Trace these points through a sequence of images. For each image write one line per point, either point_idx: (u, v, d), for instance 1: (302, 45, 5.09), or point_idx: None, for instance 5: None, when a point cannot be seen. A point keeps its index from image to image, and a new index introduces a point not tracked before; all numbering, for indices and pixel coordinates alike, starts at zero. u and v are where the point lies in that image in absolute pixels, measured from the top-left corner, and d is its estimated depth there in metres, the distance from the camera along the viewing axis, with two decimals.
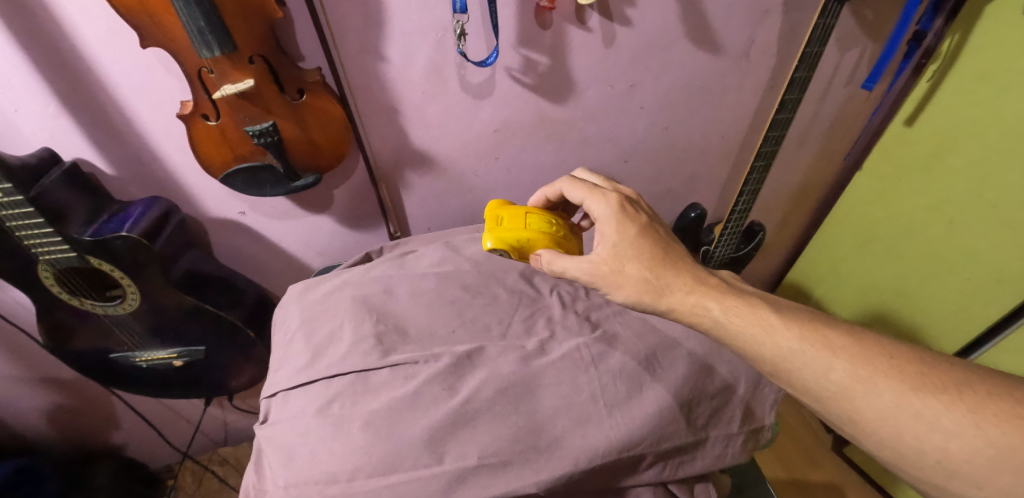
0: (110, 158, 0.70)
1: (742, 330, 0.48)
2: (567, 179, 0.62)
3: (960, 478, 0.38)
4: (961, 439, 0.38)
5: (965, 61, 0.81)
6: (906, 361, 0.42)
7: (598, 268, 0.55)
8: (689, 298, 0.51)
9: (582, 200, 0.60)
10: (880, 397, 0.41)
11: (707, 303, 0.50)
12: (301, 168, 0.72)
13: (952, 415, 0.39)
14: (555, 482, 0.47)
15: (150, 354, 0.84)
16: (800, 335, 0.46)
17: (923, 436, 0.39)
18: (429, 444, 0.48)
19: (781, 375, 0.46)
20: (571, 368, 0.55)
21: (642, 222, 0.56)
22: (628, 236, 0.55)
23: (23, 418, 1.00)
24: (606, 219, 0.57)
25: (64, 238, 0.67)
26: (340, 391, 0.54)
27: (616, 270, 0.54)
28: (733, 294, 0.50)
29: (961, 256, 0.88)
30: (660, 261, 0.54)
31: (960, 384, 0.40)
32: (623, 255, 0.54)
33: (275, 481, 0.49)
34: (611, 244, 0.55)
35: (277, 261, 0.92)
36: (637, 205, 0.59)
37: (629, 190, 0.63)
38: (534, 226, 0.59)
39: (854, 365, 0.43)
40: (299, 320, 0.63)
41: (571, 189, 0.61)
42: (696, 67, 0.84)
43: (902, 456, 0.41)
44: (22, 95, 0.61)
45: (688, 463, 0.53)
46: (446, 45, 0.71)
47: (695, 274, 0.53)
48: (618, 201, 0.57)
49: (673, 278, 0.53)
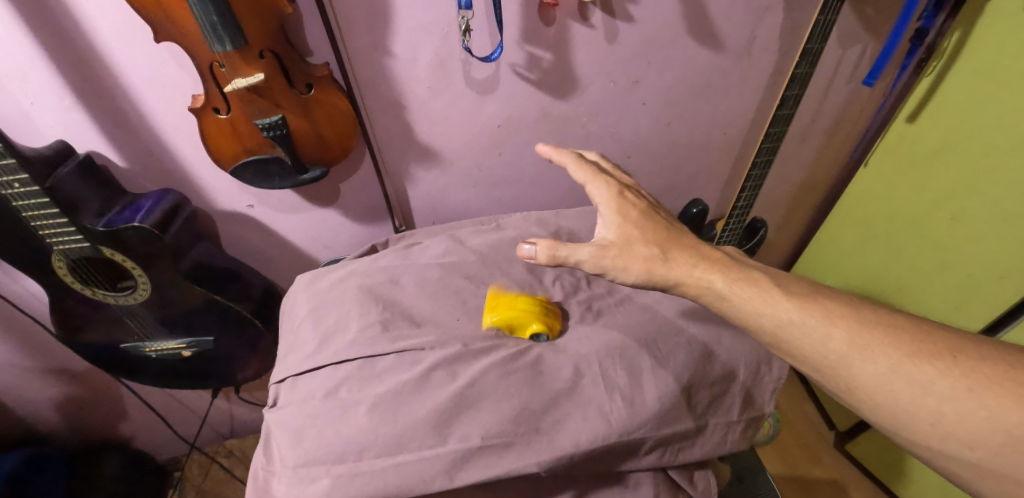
0: (123, 151, 0.72)
1: (745, 302, 0.48)
2: (575, 158, 0.61)
3: (954, 441, 0.41)
4: (954, 403, 0.41)
5: (966, 58, 0.82)
6: (902, 329, 0.45)
7: (606, 251, 0.52)
8: (695, 270, 0.51)
9: (585, 183, 0.59)
10: (877, 364, 0.43)
11: (712, 277, 0.50)
12: (310, 161, 0.74)
13: (946, 380, 0.41)
14: (556, 463, 0.48)
15: (159, 344, 0.86)
16: (801, 305, 0.47)
17: (918, 401, 0.42)
18: (433, 426, 0.49)
19: (782, 345, 0.47)
20: (572, 355, 0.56)
21: (642, 207, 0.57)
22: (631, 218, 0.55)
23: (34, 407, 1.02)
24: (606, 201, 0.57)
25: (78, 228, 0.69)
26: (347, 376, 0.55)
27: (626, 251, 0.52)
28: (736, 268, 0.51)
29: (960, 249, 0.89)
30: (664, 238, 0.54)
31: (953, 351, 0.43)
32: (630, 235, 0.53)
33: (283, 462, 0.51)
34: (615, 227, 0.54)
35: (284, 254, 0.93)
36: (636, 193, 0.60)
37: (627, 177, 0.63)
38: (517, 301, 0.60)
39: (852, 334, 0.45)
40: (307, 309, 0.65)
41: (576, 169, 0.60)
42: (697, 63, 0.85)
43: (898, 421, 0.43)
44: (39, 89, 0.63)
45: (687, 450, 0.54)
46: (451, 42, 0.72)
47: (697, 250, 0.54)
48: (617, 187, 0.58)
49: (678, 252, 0.53)
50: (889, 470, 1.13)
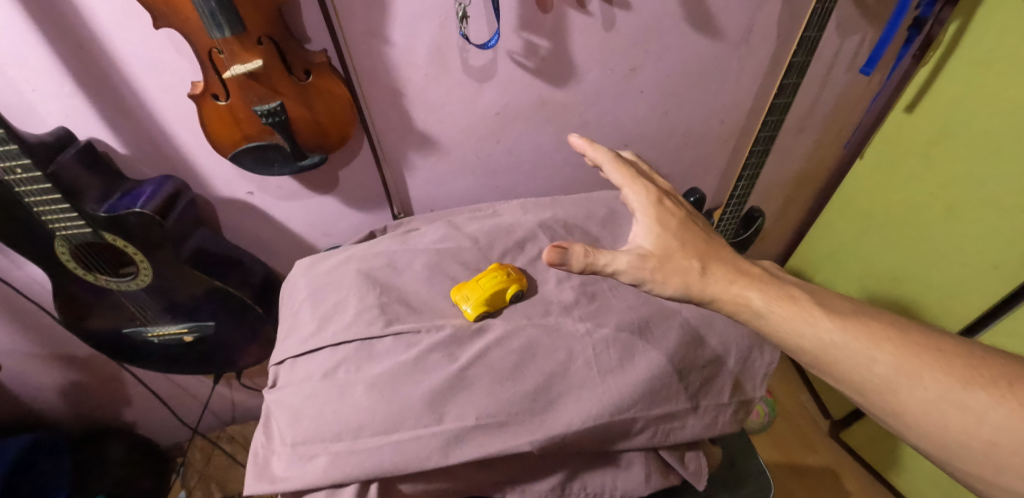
0: (124, 137, 0.73)
1: (784, 322, 0.48)
2: (612, 157, 0.56)
3: (1008, 471, 0.41)
4: (1010, 433, 0.40)
5: (966, 47, 0.82)
6: (952, 354, 0.45)
7: (648, 263, 0.50)
8: (733, 288, 0.50)
9: (621, 186, 0.56)
10: (924, 389, 0.44)
11: (750, 294, 0.50)
12: (309, 148, 0.74)
13: (1000, 408, 0.41)
14: (549, 441, 0.50)
15: (161, 329, 0.87)
16: (843, 326, 0.47)
17: (969, 429, 0.42)
18: (429, 405, 0.51)
19: (823, 367, 0.47)
20: (566, 338, 0.57)
21: (682, 216, 0.55)
22: (670, 229, 0.53)
23: (39, 393, 1.03)
24: (645, 209, 0.54)
25: (80, 214, 0.69)
26: (345, 357, 0.56)
27: (664, 263, 0.50)
28: (774, 284, 0.51)
29: (957, 240, 0.90)
30: (702, 250, 0.52)
31: (1008, 378, 0.43)
32: (669, 246, 0.51)
33: (283, 439, 0.53)
34: (654, 236, 0.52)
35: (284, 241, 0.94)
36: (674, 199, 0.57)
37: (663, 182, 0.60)
38: (478, 278, 0.61)
39: (898, 357, 0.45)
40: (306, 293, 0.66)
41: (613, 170, 0.56)
42: (695, 52, 0.85)
43: (946, 448, 0.43)
44: (40, 75, 0.64)
45: (678, 430, 0.55)
46: (449, 29, 0.72)
47: (735, 264, 0.53)
48: (657, 195, 0.55)
49: (717, 267, 0.52)
50: (884, 457, 1.14)
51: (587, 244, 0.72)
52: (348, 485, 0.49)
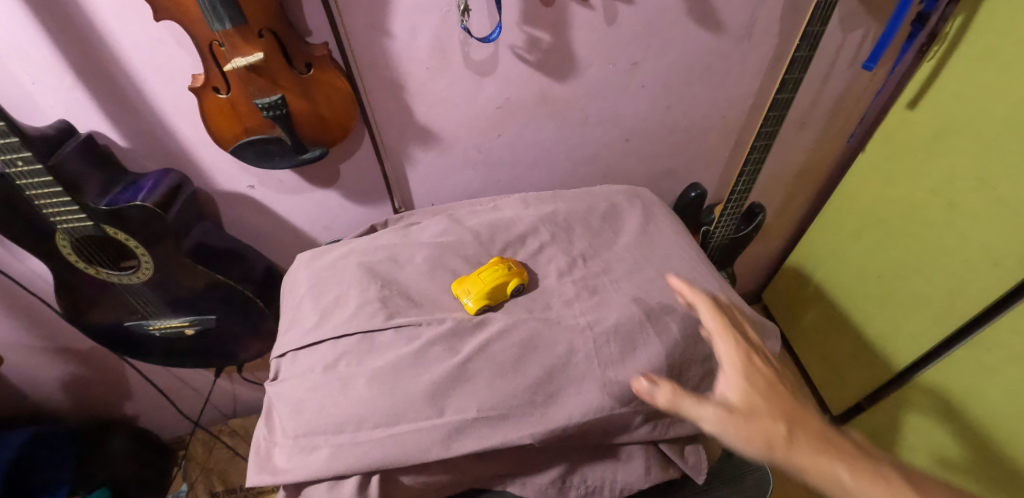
0: (125, 131, 0.73)
1: None
2: (707, 301, 0.55)
3: None
4: None
5: (969, 42, 0.81)
6: None
7: (731, 418, 0.45)
8: (822, 462, 0.44)
9: (711, 331, 0.53)
10: None
11: (840, 470, 0.43)
12: (310, 142, 0.74)
13: None
14: (549, 434, 0.50)
15: (163, 322, 0.87)
16: None
17: None
18: (430, 398, 0.51)
19: None
20: (567, 332, 0.57)
21: (770, 373, 0.50)
22: (759, 386, 0.48)
23: (41, 386, 1.04)
24: (730, 361, 0.50)
25: (81, 207, 0.69)
26: (347, 350, 0.56)
27: (747, 422, 0.45)
28: (869, 464, 0.44)
29: (959, 237, 0.89)
30: (791, 413, 0.46)
31: None
32: (754, 404, 0.46)
33: (285, 431, 0.53)
34: (739, 390, 0.47)
35: (285, 235, 0.94)
36: (764, 355, 0.52)
37: (755, 335, 0.55)
38: (479, 272, 0.62)
39: None
40: (307, 286, 0.66)
41: (705, 314, 0.54)
42: (697, 46, 0.85)
43: None
44: (40, 67, 0.64)
45: (678, 424, 0.56)
46: (450, 21, 0.72)
47: (824, 434, 0.47)
48: (747, 348, 0.51)
49: (804, 432, 0.46)
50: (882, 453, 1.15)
51: (588, 238, 0.72)
52: (349, 477, 0.49)
